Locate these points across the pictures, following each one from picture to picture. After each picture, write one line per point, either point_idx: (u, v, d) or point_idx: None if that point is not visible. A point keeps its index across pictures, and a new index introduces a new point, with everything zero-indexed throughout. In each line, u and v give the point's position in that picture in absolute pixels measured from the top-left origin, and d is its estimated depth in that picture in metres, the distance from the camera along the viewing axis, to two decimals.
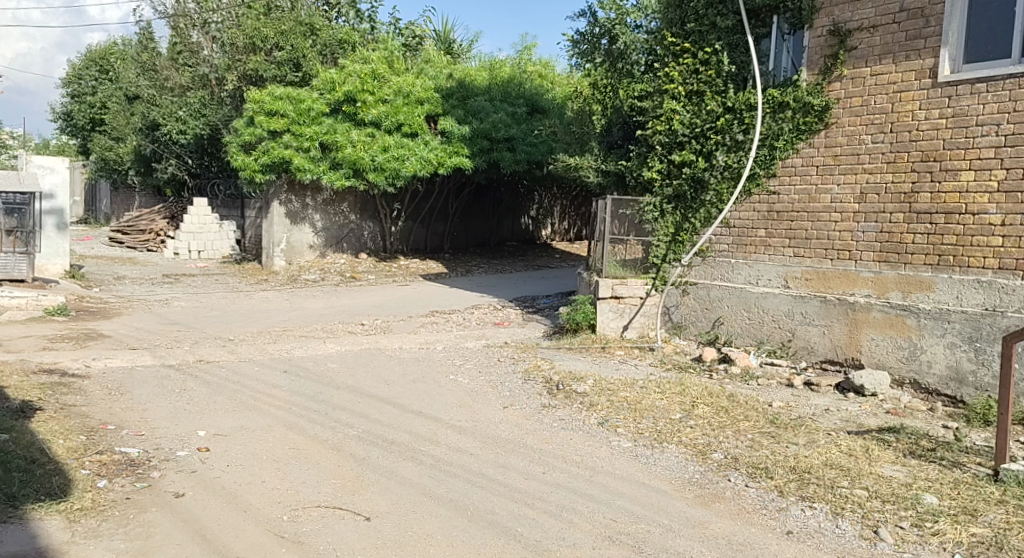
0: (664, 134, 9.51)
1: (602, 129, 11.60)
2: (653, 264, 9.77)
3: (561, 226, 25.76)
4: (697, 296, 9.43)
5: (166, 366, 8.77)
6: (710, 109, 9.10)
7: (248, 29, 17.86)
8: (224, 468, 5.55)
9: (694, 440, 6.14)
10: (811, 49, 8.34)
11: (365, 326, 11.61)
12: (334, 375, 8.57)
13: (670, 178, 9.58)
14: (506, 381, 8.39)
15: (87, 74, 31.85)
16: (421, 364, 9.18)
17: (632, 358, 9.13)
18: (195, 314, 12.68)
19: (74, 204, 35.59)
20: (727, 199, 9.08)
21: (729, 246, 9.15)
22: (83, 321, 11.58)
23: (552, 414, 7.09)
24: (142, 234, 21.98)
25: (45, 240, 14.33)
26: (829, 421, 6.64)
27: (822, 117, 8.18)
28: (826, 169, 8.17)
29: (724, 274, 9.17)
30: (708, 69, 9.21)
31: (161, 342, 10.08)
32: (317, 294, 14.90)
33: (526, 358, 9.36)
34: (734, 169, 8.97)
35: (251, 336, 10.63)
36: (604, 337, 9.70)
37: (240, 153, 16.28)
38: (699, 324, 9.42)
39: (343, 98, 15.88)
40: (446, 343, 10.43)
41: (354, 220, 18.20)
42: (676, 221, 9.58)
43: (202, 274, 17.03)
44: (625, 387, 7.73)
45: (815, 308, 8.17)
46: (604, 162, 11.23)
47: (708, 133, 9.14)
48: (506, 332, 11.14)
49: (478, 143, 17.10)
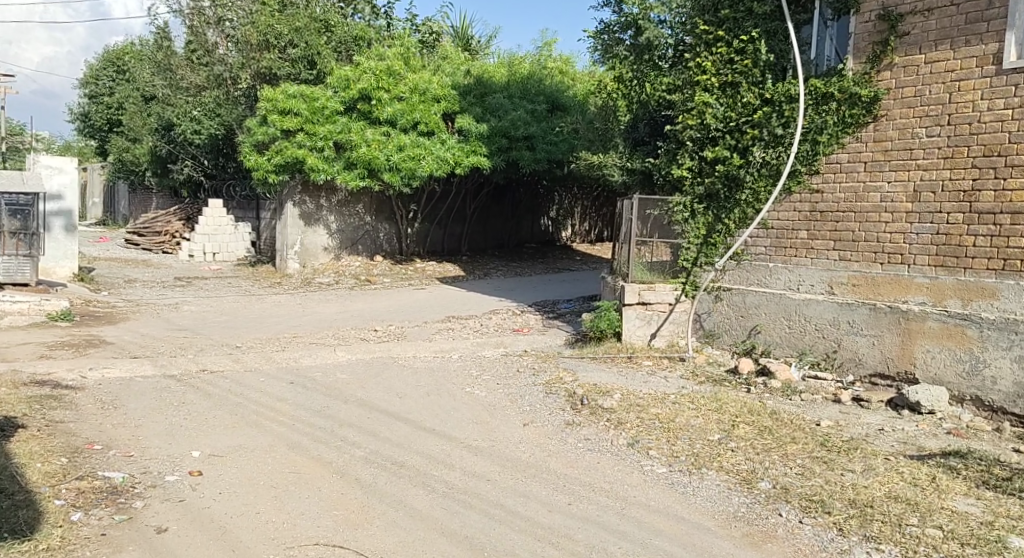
0: (696, 129, 8.92)
1: (627, 125, 11.00)
2: (684, 268, 9.15)
3: (582, 227, 25.13)
4: (731, 302, 8.79)
5: (167, 377, 8.28)
6: (746, 101, 8.51)
7: (261, 26, 17.36)
8: (215, 496, 5.02)
9: (737, 465, 5.57)
10: (857, 36, 7.71)
11: (379, 332, 11.08)
12: (342, 387, 8.03)
13: (702, 176, 8.98)
14: (528, 394, 7.81)
15: (104, 74, 31.61)
16: (436, 375, 8.63)
17: (661, 369, 8.52)
18: (204, 319, 12.20)
19: (94, 205, 35.41)
20: (764, 198, 8.46)
21: (768, 248, 8.51)
22: (87, 327, 11.13)
23: (578, 433, 6.51)
24: (157, 235, 21.63)
25: (52, 243, 13.91)
26: (884, 444, 6.01)
27: (871, 109, 7.56)
28: (875, 166, 7.53)
29: (762, 279, 8.53)
30: (744, 58, 8.60)
31: (164, 350, 9.59)
32: (331, 298, 14.40)
33: (547, 369, 8.78)
34: (772, 166, 8.36)
35: (259, 343, 10.13)
36: (630, 346, 9.10)
37: (253, 153, 15.84)
38: (734, 333, 8.77)
39: (358, 95, 15.38)
40: (462, 352, 9.86)
41: (369, 221, 17.68)
42: (708, 222, 8.97)
43: (214, 277, 16.60)
44: (656, 403, 7.13)
45: (863, 317, 7.53)
46: (629, 160, 10.62)
47: (743, 128, 8.55)
48: (527, 339, 10.56)
49: (497, 142, 16.52)
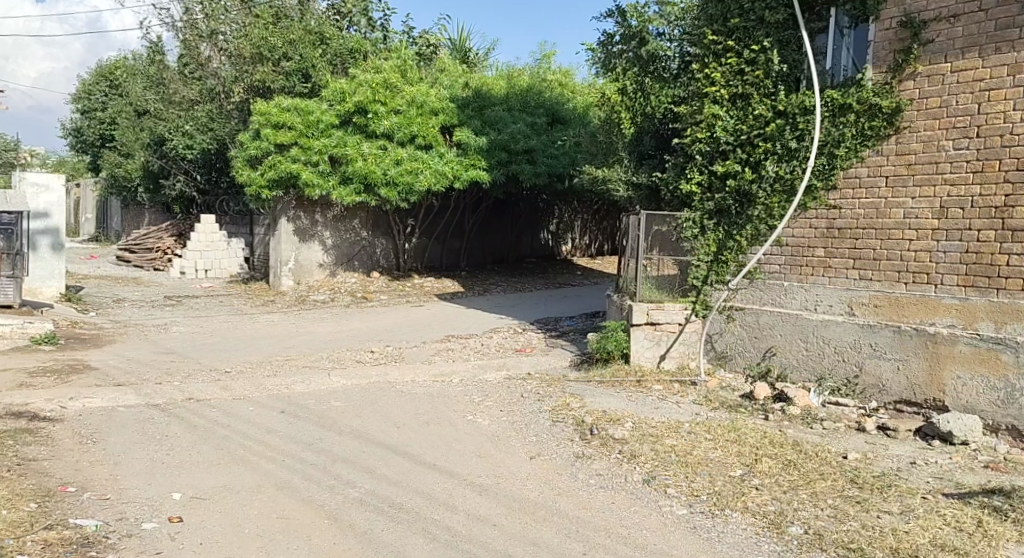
0: (706, 143, 8.54)
1: (631, 138, 10.62)
2: (693, 287, 8.76)
3: (582, 241, 24.73)
4: (744, 323, 8.41)
5: (151, 407, 7.85)
6: (758, 113, 8.12)
7: (255, 38, 17.01)
8: (196, 548, 4.60)
9: (763, 506, 5.16)
10: (876, 44, 7.38)
11: (376, 354, 10.65)
12: (337, 416, 7.59)
13: (712, 191, 8.60)
14: (533, 423, 7.39)
15: (97, 89, 31.19)
16: (436, 402, 8.20)
17: (672, 394, 8.11)
18: (194, 341, 11.77)
19: (87, 221, 34.88)
20: (778, 214, 8.07)
21: (783, 267, 8.12)
22: (71, 351, 10.70)
23: (588, 467, 6.08)
24: (149, 252, 21.21)
25: (39, 262, 13.52)
26: (919, 480, 5.60)
27: (892, 120, 7.20)
28: (898, 180, 7.15)
29: (776, 299, 8.14)
30: (755, 69, 8.22)
31: (150, 376, 9.16)
32: (326, 317, 13.98)
33: (553, 394, 8.35)
34: (786, 181, 7.96)
35: (250, 368, 9.70)
36: (639, 369, 8.68)
37: (246, 168, 15.47)
38: (748, 355, 8.37)
39: (354, 109, 15.02)
40: (463, 375, 9.42)
41: (365, 236, 17.26)
42: (718, 239, 8.58)
43: (206, 295, 16.17)
44: (670, 432, 6.70)
45: (886, 340, 7.15)
46: (635, 175, 10.23)
47: (755, 141, 8.16)
48: (529, 361, 10.13)
49: (497, 155, 16.12)
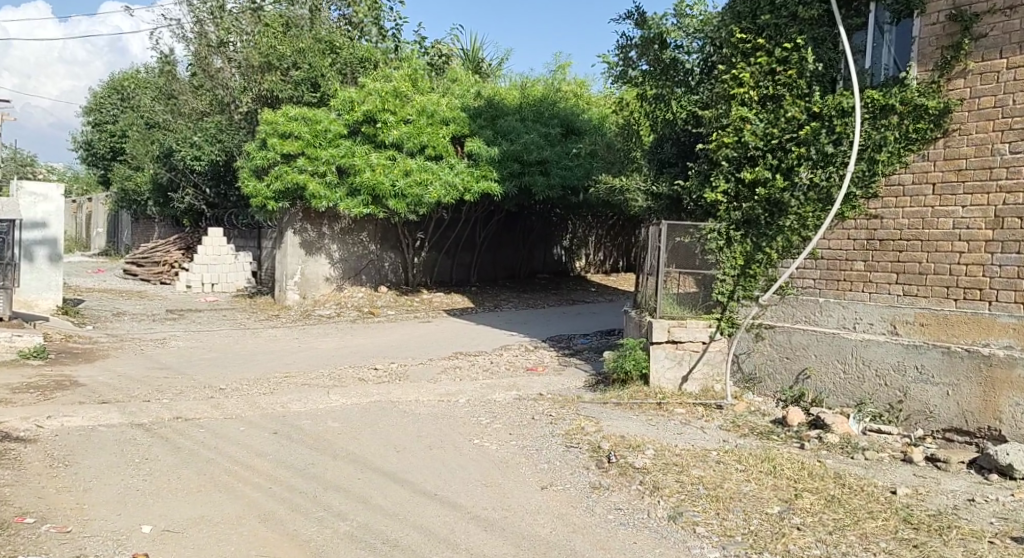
0: (734, 148, 8.01)
1: (651, 145, 10.04)
2: (719, 302, 8.17)
3: (597, 257, 24.10)
4: (774, 342, 7.81)
5: (135, 427, 7.32)
6: (790, 116, 7.56)
7: (263, 47, 16.63)
8: None
9: (807, 550, 4.55)
10: (921, 40, 6.82)
11: (379, 372, 10.06)
12: (333, 439, 7.03)
13: (739, 200, 8.03)
14: (545, 448, 6.78)
15: (109, 102, 30.96)
16: (441, 424, 7.61)
17: (696, 418, 7.49)
18: (191, 356, 11.26)
19: (98, 235, 34.51)
20: (813, 225, 7.48)
21: (818, 282, 7.51)
22: (61, 366, 10.22)
23: (606, 500, 5.46)
24: (156, 266, 20.80)
25: (35, 274, 13.08)
26: (981, 521, 4.95)
27: (939, 122, 6.63)
28: (946, 188, 6.57)
29: (811, 316, 7.54)
30: (788, 69, 7.68)
31: (138, 394, 8.63)
32: (330, 333, 13.43)
33: (566, 416, 7.75)
34: (821, 189, 7.39)
35: (245, 385, 9.14)
36: (659, 391, 8.08)
37: (252, 179, 15.03)
38: (779, 378, 7.76)
39: (362, 118, 14.58)
40: (470, 395, 8.83)
41: (373, 250, 16.74)
42: (746, 251, 8.01)
43: (209, 310, 15.67)
44: (697, 462, 6.08)
45: (934, 362, 6.53)
46: (655, 184, 9.63)
47: (787, 145, 7.60)
48: (542, 380, 9.52)
49: (509, 166, 15.50)
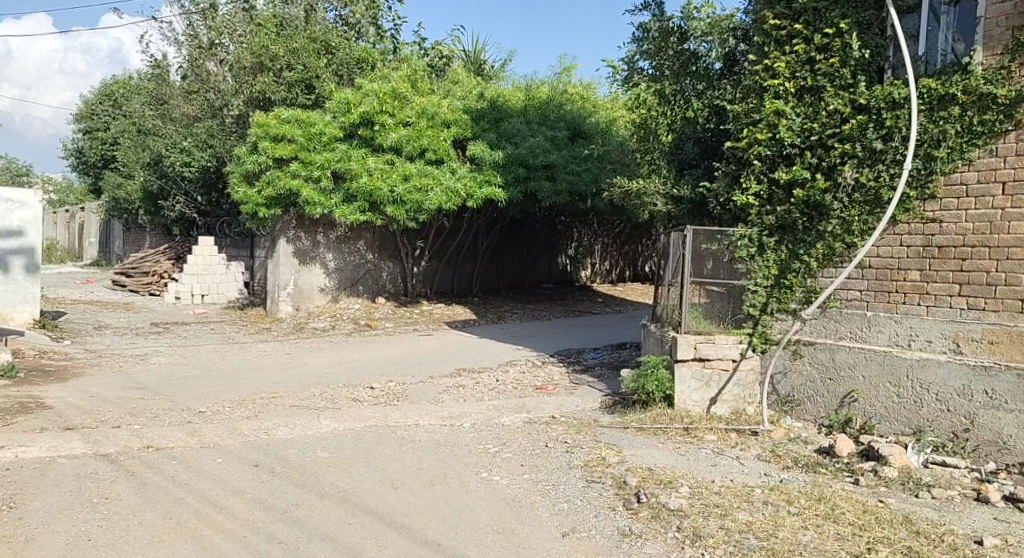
0: (768, 146, 7.22)
1: (671, 145, 9.22)
2: (749, 316, 7.38)
3: (603, 266, 23.27)
4: (815, 360, 7.00)
5: (98, 459, 6.49)
6: (832, 108, 6.80)
7: (254, 47, 15.84)
8: None
9: None
10: (988, 20, 6.11)
11: (376, 391, 9.23)
12: (322, 472, 6.22)
13: (773, 203, 7.26)
14: (562, 483, 5.96)
15: (101, 109, 30.13)
16: (444, 453, 6.79)
17: (731, 446, 6.68)
18: (173, 374, 10.45)
19: (90, 245, 33.64)
20: (859, 230, 6.70)
21: (865, 294, 6.70)
22: (28, 386, 9.40)
23: (639, 552, 4.67)
24: (145, 276, 20.00)
25: (11, 285, 12.27)
26: None
27: (1010, 112, 5.92)
28: (1018, 188, 5.85)
29: (858, 332, 6.73)
30: (828, 57, 6.91)
31: (108, 419, 7.80)
32: (325, 347, 12.61)
33: (583, 444, 6.94)
34: (868, 189, 6.61)
35: (228, 409, 8.32)
36: (686, 415, 7.28)
37: (242, 185, 14.25)
38: (821, 400, 6.95)
39: (359, 121, 13.80)
40: (476, 418, 8.01)
41: (371, 259, 15.93)
42: (780, 259, 7.22)
43: (197, 323, 14.86)
44: (741, 502, 5.28)
45: (1008, 387, 5.83)
46: (676, 186, 8.86)
47: (828, 142, 6.84)
48: (553, 401, 8.70)
49: (514, 170, 14.69)
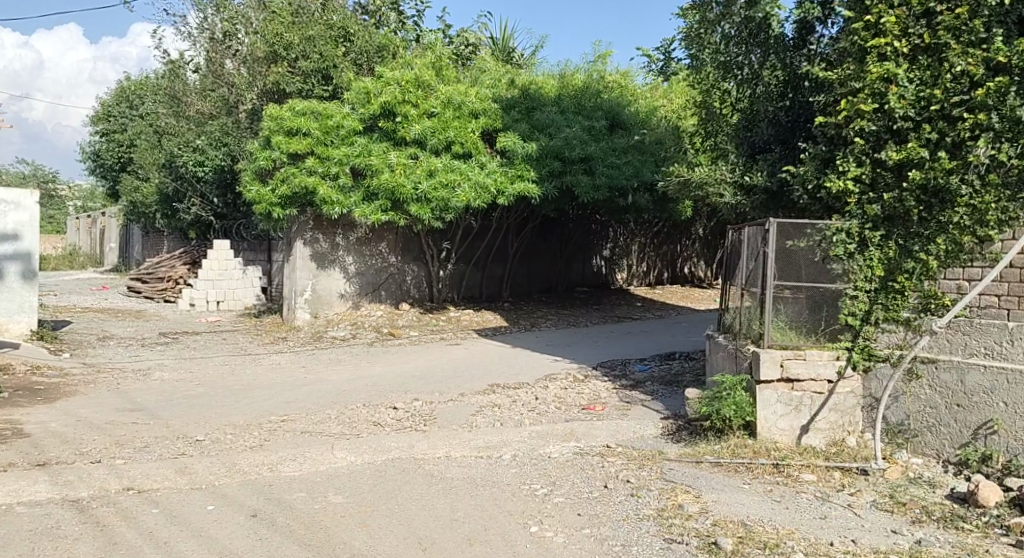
0: (872, 120, 5.92)
1: (737, 127, 7.98)
2: (848, 328, 6.08)
3: (640, 268, 21.91)
4: (937, 382, 5.76)
5: (64, 507, 5.34)
6: (959, 69, 5.51)
7: (268, 35, 14.77)
8: None
9: None
10: None
11: (400, 414, 8.03)
12: (334, 526, 5.02)
13: (879, 190, 5.96)
14: (634, 543, 4.70)
15: (118, 110, 29.27)
16: (482, 496, 5.56)
17: (837, 490, 5.41)
18: (174, 392, 9.31)
19: (111, 250, 32.81)
20: (995, 219, 5.40)
21: (1005, 300, 5.48)
22: (10, 410, 8.30)
23: None
24: (160, 281, 18.99)
25: (5, 294, 11.18)
26: None
27: None
28: None
29: (995, 348, 5.47)
30: (952, 8, 5.64)
31: (88, 452, 6.65)
32: (344, 358, 11.43)
33: (651, 484, 5.68)
34: (1011, 168, 5.34)
35: (230, 437, 7.16)
36: (772, 447, 6.01)
37: (255, 183, 13.13)
38: (947, 431, 5.71)
39: (379, 112, 12.64)
40: (518, 448, 6.78)
41: (394, 263, 14.74)
42: (887, 258, 5.91)
43: (208, 332, 13.75)
44: None
45: None
46: (747, 173, 7.61)
47: (954, 111, 5.54)
48: (606, 424, 7.43)
49: (549, 164, 13.41)
